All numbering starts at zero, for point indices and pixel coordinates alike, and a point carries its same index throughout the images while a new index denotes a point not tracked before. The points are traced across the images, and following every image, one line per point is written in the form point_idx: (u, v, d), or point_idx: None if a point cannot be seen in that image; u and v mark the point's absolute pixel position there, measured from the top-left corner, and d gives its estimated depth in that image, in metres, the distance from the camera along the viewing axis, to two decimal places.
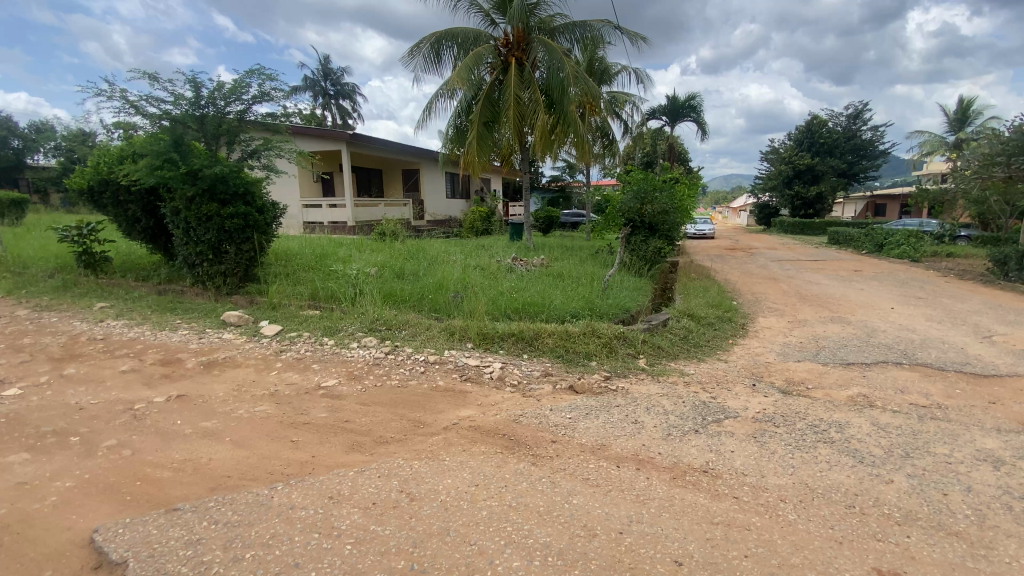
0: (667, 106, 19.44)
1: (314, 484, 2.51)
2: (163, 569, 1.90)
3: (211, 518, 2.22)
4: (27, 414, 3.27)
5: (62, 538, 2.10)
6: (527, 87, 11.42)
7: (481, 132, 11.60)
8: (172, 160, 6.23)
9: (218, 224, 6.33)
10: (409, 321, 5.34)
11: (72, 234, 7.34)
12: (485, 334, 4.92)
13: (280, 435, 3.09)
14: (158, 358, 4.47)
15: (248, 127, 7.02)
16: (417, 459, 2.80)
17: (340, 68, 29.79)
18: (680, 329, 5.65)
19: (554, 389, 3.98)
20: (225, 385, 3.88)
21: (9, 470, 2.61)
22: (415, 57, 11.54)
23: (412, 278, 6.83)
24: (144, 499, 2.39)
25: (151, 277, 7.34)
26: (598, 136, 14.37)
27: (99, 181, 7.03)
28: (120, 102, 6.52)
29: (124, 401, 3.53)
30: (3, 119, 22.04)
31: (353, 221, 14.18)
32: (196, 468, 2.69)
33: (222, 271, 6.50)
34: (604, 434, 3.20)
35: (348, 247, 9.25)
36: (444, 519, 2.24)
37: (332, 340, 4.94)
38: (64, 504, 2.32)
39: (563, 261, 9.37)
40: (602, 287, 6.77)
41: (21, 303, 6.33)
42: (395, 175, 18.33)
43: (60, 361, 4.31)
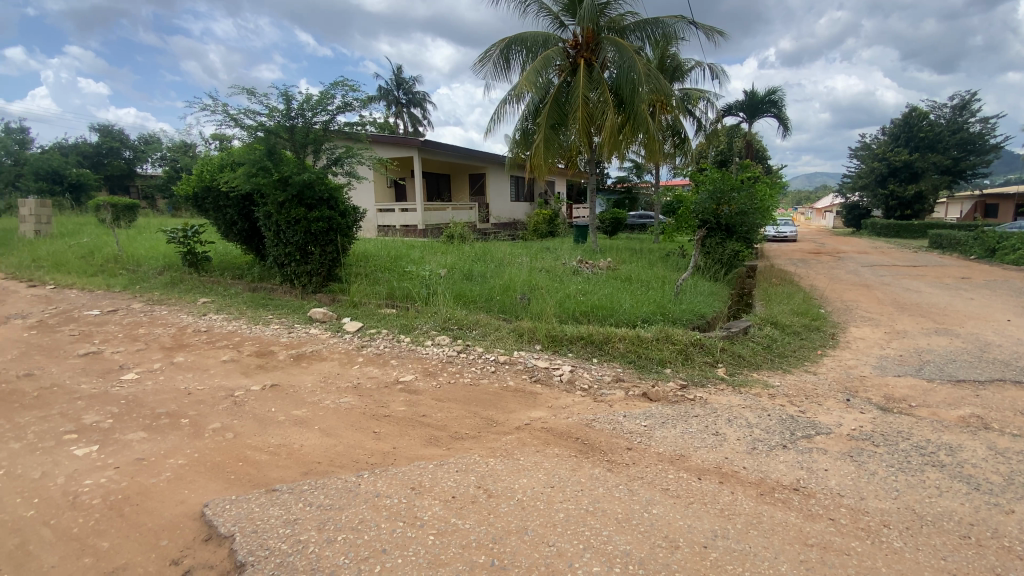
0: (744, 102, 18.47)
1: (397, 474, 2.61)
2: (265, 545, 2.05)
3: (305, 500, 2.37)
4: (145, 396, 3.66)
5: (175, 511, 2.31)
6: (596, 88, 11.26)
7: (549, 134, 11.59)
8: (266, 168, 6.76)
9: (306, 227, 6.78)
10: (479, 321, 5.44)
11: (180, 236, 8.16)
12: (554, 336, 4.90)
13: (362, 425, 3.25)
14: (254, 349, 4.85)
15: (332, 136, 7.45)
16: (493, 457, 2.83)
17: (412, 78, 31.00)
18: (762, 338, 5.33)
19: (627, 395, 3.89)
20: (313, 377, 4.14)
21: (131, 446, 2.92)
22: (484, 65, 11.79)
23: (481, 279, 6.96)
24: (245, 479, 2.60)
25: (245, 275, 7.98)
26: (669, 134, 13.92)
27: (203, 188, 7.75)
28: (222, 115, 7.15)
29: (225, 388, 3.86)
30: (118, 133, 24.91)
31: (423, 224, 14.67)
32: (290, 453, 2.88)
33: (308, 271, 6.94)
34: (682, 444, 3.08)
35: (420, 249, 9.59)
36: (521, 517, 2.25)
37: (409, 337, 5.13)
38: (175, 480, 2.56)
39: (632, 263, 9.18)
40: (674, 290, 6.54)
41: (139, 297, 7.11)
42: (462, 179, 18.74)
43: (171, 350, 4.79)
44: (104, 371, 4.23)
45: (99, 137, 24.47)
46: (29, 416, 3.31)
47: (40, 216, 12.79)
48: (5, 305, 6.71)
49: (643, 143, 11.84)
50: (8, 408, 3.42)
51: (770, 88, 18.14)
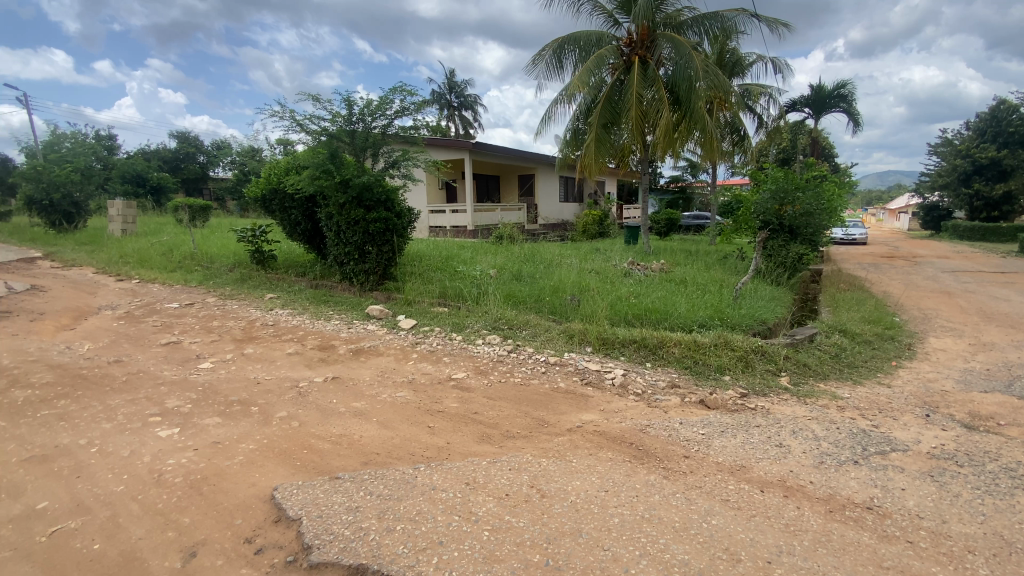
0: (810, 97, 17.53)
1: (452, 469, 2.66)
2: (330, 530, 2.14)
3: (366, 489, 2.46)
4: (220, 384, 3.92)
5: (247, 492, 2.46)
6: (651, 86, 11.00)
7: (601, 134, 11.45)
8: (328, 171, 7.07)
9: (364, 228, 7.05)
10: (529, 321, 5.45)
11: (250, 235, 8.68)
12: (606, 339, 4.83)
13: (418, 420, 3.34)
14: (316, 343, 5.09)
15: (390, 140, 7.71)
16: (545, 458, 2.83)
17: (464, 81, 31.48)
18: (829, 347, 5.03)
19: (683, 402, 3.77)
20: (371, 371, 4.30)
21: (208, 429, 3.14)
22: (537, 65, 11.81)
23: (532, 280, 6.97)
24: (309, 465, 2.73)
25: (307, 273, 8.38)
26: (727, 132, 13.43)
27: (270, 191, 8.20)
28: (288, 121, 7.55)
29: (290, 378, 4.08)
30: (194, 139, 26.78)
31: (473, 224, 14.86)
32: (350, 443, 3.00)
33: (365, 270, 7.21)
34: (743, 455, 2.96)
35: (470, 249, 9.72)
36: (575, 519, 2.24)
37: (461, 335, 5.22)
38: (247, 464, 2.73)
39: (687, 265, 8.93)
40: (733, 295, 6.29)
41: (212, 292, 7.61)
42: (512, 180, 18.84)
43: (241, 342, 5.11)
44: (183, 359, 4.57)
45: (178, 143, 26.40)
46: (120, 398, 3.63)
47: (126, 216, 13.95)
48: (99, 297, 7.38)
49: (699, 141, 11.49)
50: (102, 391, 3.76)
51: (839, 82, 17.13)
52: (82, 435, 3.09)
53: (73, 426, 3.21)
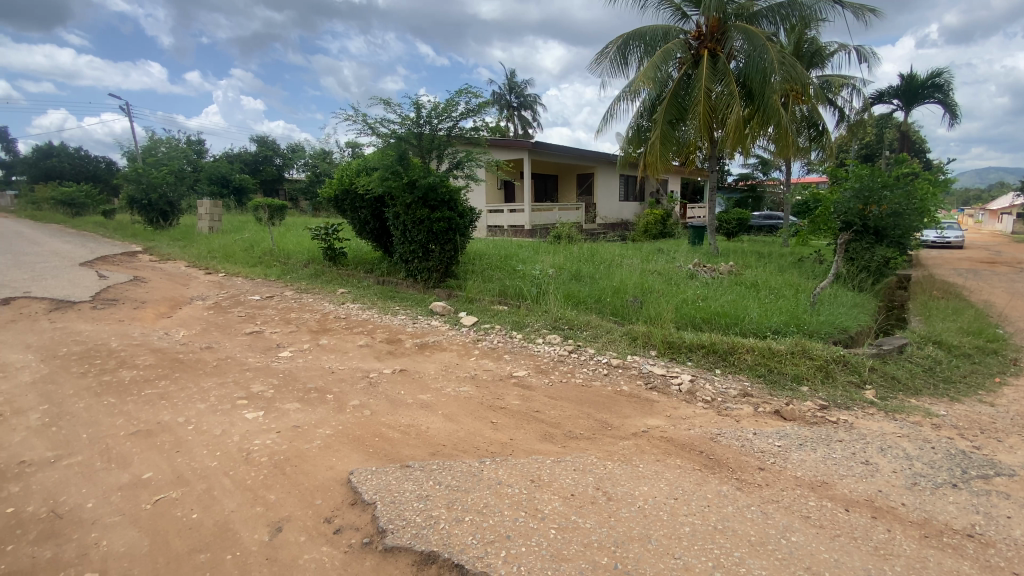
0: (900, 88, 16.16)
1: (517, 465, 2.69)
2: (402, 516, 2.23)
3: (435, 479, 2.53)
4: (299, 372, 4.19)
5: (326, 475, 2.61)
6: (721, 79, 10.54)
7: (666, 131, 11.10)
8: (396, 172, 7.35)
9: (428, 227, 7.25)
10: (591, 322, 5.39)
11: (323, 233, 9.19)
12: (672, 342, 4.69)
13: (482, 415, 3.39)
14: (385, 336, 5.31)
15: (454, 141, 7.88)
16: (610, 461, 2.78)
17: (524, 81, 31.60)
18: (922, 359, 4.62)
19: (756, 412, 3.60)
20: (435, 365, 4.43)
21: (289, 414, 3.36)
22: (601, 63, 11.68)
23: (592, 280, 6.89)
24: (381, 453, 2.85)
25: (375, 270, 8.75)
26: (804, 126, 12.65)
27: (342, 191, 8.61)
28: (361, 124, 7.91)
29: (362, 369, 4.28)
30: (271, 143, 28.63)
31: (530, 224, 14.91)
32: (418, 434, 3.10)
33: (428, 267, 7.43)
34: (824, 471, 2.78)
35: (530, 249, 9.76)
36: (643, 525, 2.19)
37: (521, 334, 5.25)
38: (324, 448, 2.89)
39: (758, 268, 8.49)
40: (810, 301, 5.92)
41: (290, 286, 8.12)
42: (571, 179, 18.69)
43: (316, 333, 5.42)
44: (266, 347, 4.91)
45: (258, 147, 28.33)
46: (211, 381, 3.96)
47: (213, 215, 15.15)
48: (191, 288, 8.07)
49: (773, 137, 10.89)
50: (195, 374, 4.11)
51: (934, 71, 15.68)
52: (181, 413, 3.40)
53: (171, 404, 3.53)
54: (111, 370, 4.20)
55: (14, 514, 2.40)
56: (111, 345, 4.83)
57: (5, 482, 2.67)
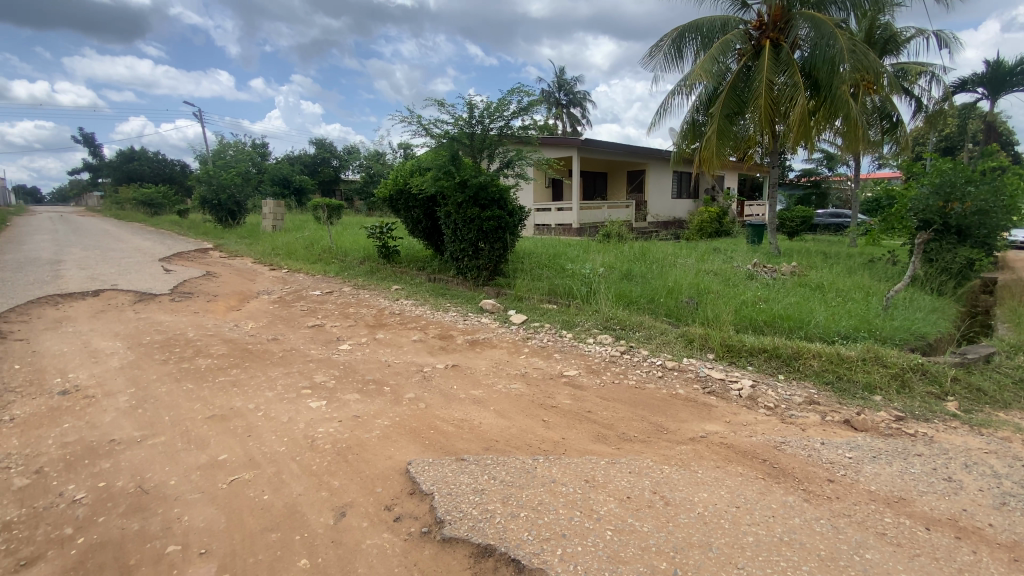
0: (985, 75, 14.82)
1: (571, 465, 2.67)
2: (459, 508, 2.28)
3: (489, 474, 2.57)
4: (357, 364, 4.36)
5: (385, 464, 2.70)
6: (784, 70, 10.04)
7: (723, 126, 10.66)
8: (449, 172, 7.47)
9: (479, 226, 7.32)
10: (643, 323, 5.27)
11: (377, 232, 9.50)
12: (731, 345, 4.52)
13: (534, 413, 3.40)
14: (437, 332, 5.42)
15: (505, 140, 7.94)
16: (667, 465, 2.72)
17: (574, 78, 31.30)
18: (1013, 370, 4.23)
19: (823, 420, 3.41)
20: (486, 361, 4.48)
21: (350, 404, 3.50)
22: (654, 57, 11.40)
23: (644, 280, 6.74)
24: (437, 445, 2.92)
25: (426, 268, 8.95)
26: (875, 118, 11.83)
27: (396, 191, 8.85)
28: (415, 125, 8.11)
29: (416, 363, 4.40)
30: (329, 146, 29.85)
31: (578, 222, 14.80)
32: (472, 428, 3.16)
33: (478, 265, 7.53)
34: (900, 486, 2.60)
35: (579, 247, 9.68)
36: (703, 531, 2.13)
37: (571, 333, 5.22)
38: (383, 438, 2.99)
39: (823, 269, 8.02)
40: (881, 304, 5.55)
41: (347, 282, 8.45)
42: (621, 177, 18.34)
43: (373, 328, 5.61)
44: (326, 340, 5.14)
45: (316, 149, 29.60)
46: (278, 371, 4.19)
47: (275, 214, 15.99)
48: (258, 283, 8.57)
49: (840, 130, 10.27)
50: (263, 363, 4.36)
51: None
52: (250, 400, 3.61)
53: (241, 392, 3.76)
54: (188, 358, 4.52)
55: (107, 488, 2.63)
56: (188, 335, 5.20)
57: (99, 458, 2.93)
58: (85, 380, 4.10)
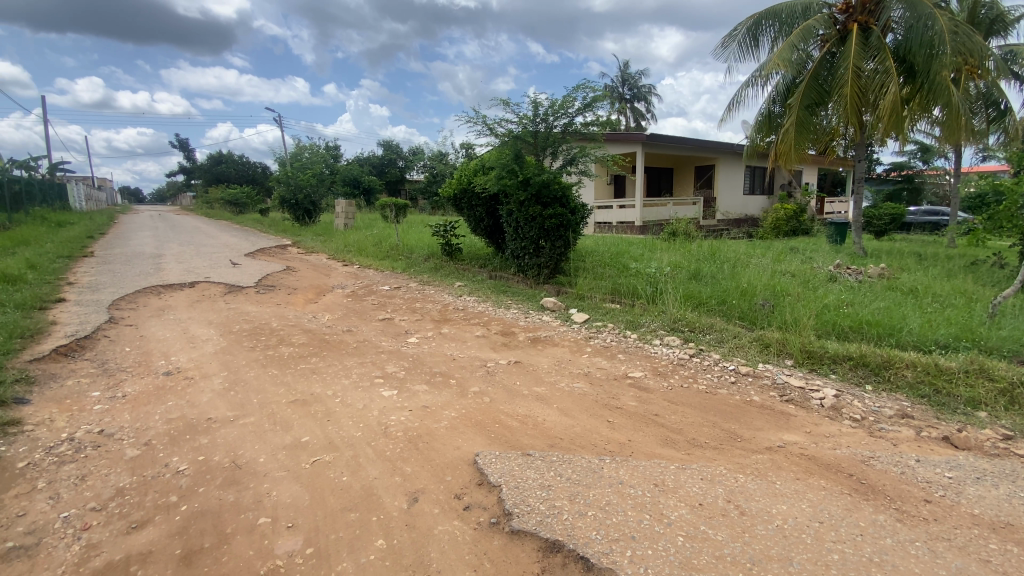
0: None
1: (639, 467, 2.63)
2: (527, 502, 2.31)
3: (556, 471, 2.58)
4: (425, 356, 4.51)
5: (454, 454, 2.79)
6: (874, 56, 9.26)
7: (802, 117, 9.97)
8: (512, 171, 7.53)
9: (540, 224, 7.33)
10: (714, 325, 5.07)
11: (441, 230, 9.76)
12: (811, 352, 4.27)
13: (598, 413, 3.37)
14: (500, 329, 5.50)
15: (569, 137, 7.88)
16: (742, 474, 2.60)
17: (638, 72, 30.56)
18: None
19: (918, 436, 3.13)
20: (549, 359, 4.49)
21: (420, 394, 3.64)
22: (727, 47, 10.89)
23: (714, 281, 6.47)
24: (503, 439, 2.96)
25: (487, 265, 9.09)
26: (981, 105, 10.64)
27: (460, 191, 9.04)
28: (480, 125, 8.24)
29: (481, 358, 4.48)
30: (395, 147, 30.98)
31: (641, 220, 14.45)
32: (536, 425, 3.18)
33: (539, 263, 7.54)
34: (1011, 511, 2.34)
35: (643, 246, 9.43)
36: (783, 545, 2.03)
37: (636, 333, 5.12)
38: (451, 428, 3.09)
39: (916, 272, 7.32)
40: (986, 312, 5.00)
41: (413, 279, 8.74)
42: (688, 173, 17.68)
43: (438, 323, 5.78)
44: (396, 333, 5.36)
45: (384, 151, 30.85)
46: (352, 360, 4.43)
47: (347, 213, 16.83)
48: (332, 278, 9.07)
49: (938, 120, 9.33)
50: (339, 353, 4.62)
51: None
52: (328, 387, 3.84)
53: (320, 379, 4.01)
54: (272, 346, 4.87)
55: (205, 461, 2.90)
56: (272, 325, 5.60)
57: (199, 434, 3.24)
58: (185, 362, 4.53)
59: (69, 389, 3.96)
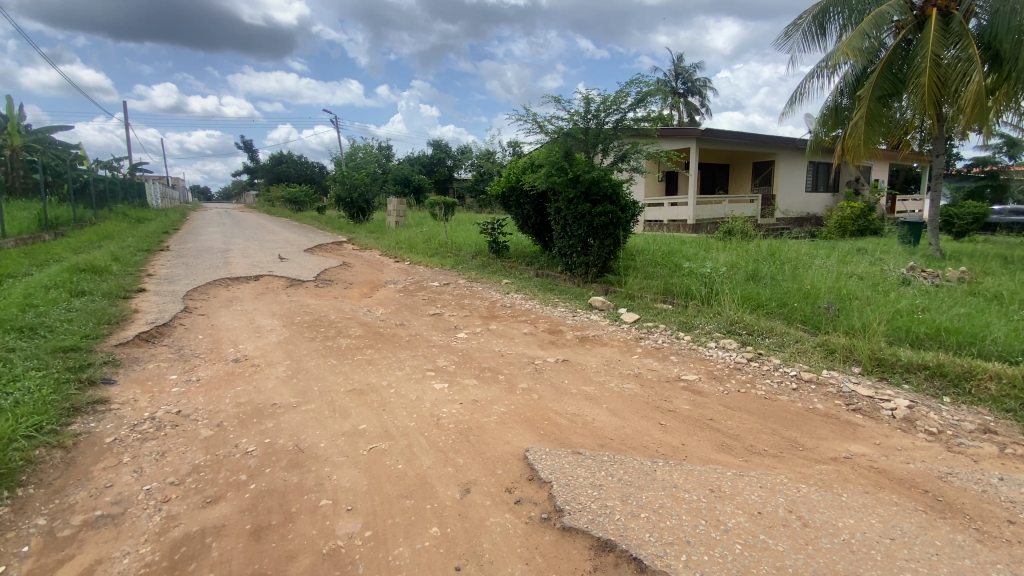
0: None
1: (694, 471, 2.57)
2: (579, 500, 2.31)
3: (607, 470, 2.56)
4: (474, 352, 4.58)
5: (504, 448, 2.82)
6: (956, 43, 8.55)
7: (873, 110, 9.32)
8: (562, 168, 7.50)
9: (589, 222, 7.25)
10: (774, 328, 4.86)
11: (490, 228, 9.86)
12: (882, 360, 4.01)
13: (649, 415, 3.31)
14: (547, 327, 5.50)
15: (621, 133, 7.74)
16: (805, 484, 2.49)
17: (693, 65, 29.60)
18: None
19: (1003, 453, 2.88)
20: (598, 359, 4.45)
21: (470, 388, 3.71)
22: (791, 37, 10.37)
23: (773, 282, 6.19)
24: (552, 436, 2.97)
25: (535, 263, 9.10)
26: None
27: (508, 189, 9.09)
28: (530, 122, 8.25)
29: (529, 356, 4.51)
30: (444, 146, 31.51)
31: (694, 218, 14.02)
32: (585, 424, 3.16)
33: (587, 262, 7.47)
34: None
35: (695, 245, 9.15)
36: (850, 560, 1.94)
37: (689, 335, 4.98)
38: (501, 423, 3.13)
39: (1002, 276, 6.73)
40: None
41: (462, 275, 8.89)
42: (745, 169, 16.97)
43: (486, 319, 5.85)
44: (446, 328, 5.47)
45: (434, 150, 31.46)
46: (405, 353, 4.56)
47: (398, 211, 17.31)
48: (384, 273, 9.37)
49: None
50: (392, 346, 4.78)
51: None
52: (383, 378, 3.98)
53: (375, 370, 4.17)
54: (331, 337, 5.10)
55: (271, 444, 3.08)
56: (330, 317, 5.86)
57: (265, 417, 3.44)
58: (251, 351, 4.82)
59: (150, 372, 4.30)
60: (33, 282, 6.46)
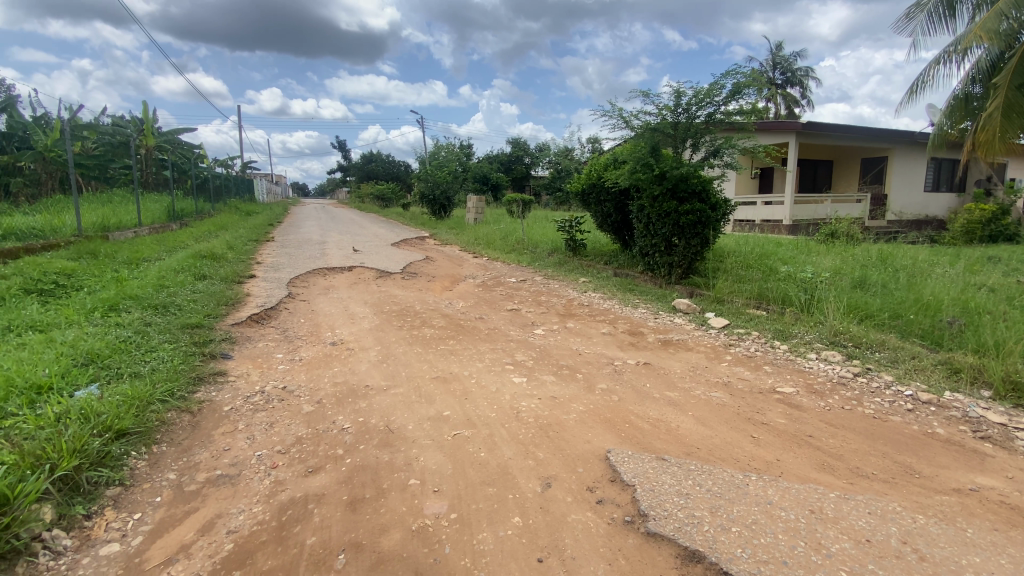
0: None
1: (791, 490, 2.41)
2: (664, 507, 2.25)
3: (694, 480, 2.47)
4: (553, 348, 4.60)
5: (584, 447, 2.82)
6: None
7: (1015, 99, 8.09)
8: (647, 164, 7.25)
9: (675, 220, 6.99)
10: (886, 342, 4.41)
11: (568, 225, 9.80)
12: (1020, 384, 3.50)
13: (739, 426, 3.14)
14: (627, 328, 5.39)
15: (713, 128, 7.37)
16: (922, 514, 2.25)
17: (794, 54, 27.45)
18: None
19: None
20: (682, 364, 4.30)
21: (548, 385, 3.73)
22: (913, 19, 9.28)
23: (883, 290, 5.61)
24: (634, 439, 2.92)
25: (614, 262, 8.93)
26: None
27: (589, 186, 8.97)
28: (615, 118, 8.07)
29: (608, 356, 4.45)
30: (524, 144, 31.71)
31: (790, 219, 13.09)
32: (668, 429, 3.08)
33: (671, 262, 7.23)
34: None
35: (791, 248, 8.51)
36: None
37: (785, 345, 4.66)
38: (580, 421, 3.12)
39: None
40: None
41: (539, 272, 8.93)
42: (852, 166, 15.47)
43: (563, 317, 5.85)
44: (524, 324, 5.53)
45: (513, 148, 31.78)
46: (485, 346, 4.68)
47: (478, 208, 17.73)
48: (465, 268, 9.65)
49: None
50: (473, 338, 4.92)
51: None
52: (465, 368, 4.12)
53: (458, 360, 4.31)
54: (417, 327, 5.35)
55: (364, 423, 3.30)
56: (415, 308, 6.16)
57: (358, 398, 3.69)
58: (345, 335, 5.19)
59: (260, 350, 4.78)
60: (165, 266, 7.39)
